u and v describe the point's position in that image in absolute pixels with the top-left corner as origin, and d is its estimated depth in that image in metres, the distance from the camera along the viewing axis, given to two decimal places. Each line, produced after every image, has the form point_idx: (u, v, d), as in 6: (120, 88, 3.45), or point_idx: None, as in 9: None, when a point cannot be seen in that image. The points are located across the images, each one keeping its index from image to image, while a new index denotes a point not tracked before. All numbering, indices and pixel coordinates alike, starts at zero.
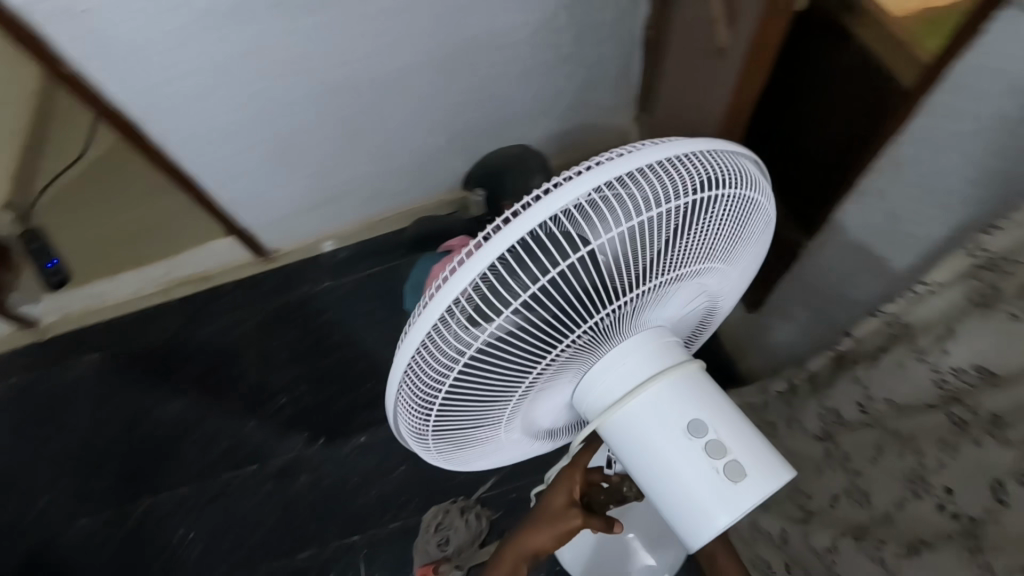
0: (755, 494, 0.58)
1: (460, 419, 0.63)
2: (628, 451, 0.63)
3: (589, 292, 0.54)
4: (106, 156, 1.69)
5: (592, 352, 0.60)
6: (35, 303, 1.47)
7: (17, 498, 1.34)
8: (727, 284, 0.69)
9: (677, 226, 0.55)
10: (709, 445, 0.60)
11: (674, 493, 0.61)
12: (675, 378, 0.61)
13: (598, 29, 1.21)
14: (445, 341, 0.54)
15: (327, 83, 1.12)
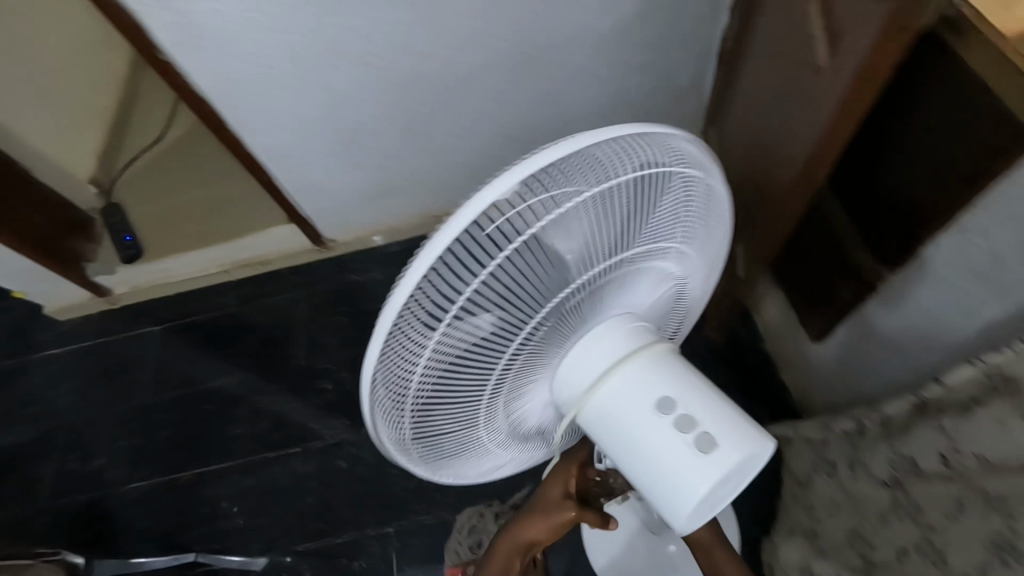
0: (729, 459, 0.59)
1: (436, 424, 0.64)
2: (605, 436, 0.64)
3: (542, 274, 0.56)
4: (182, 139, 1.77)
5: (552, 339, 0.62)
6: (109, 274, 1.57)
7: (77, 454, 1.42)
8: (685, 260, 0.71)
9: (617, 203, 0.57)
10: (679, 419, 0.61)
11: (656, 473, 0.62)
12: (639, 359, 0.63)
13: (674, 39, 1.18)
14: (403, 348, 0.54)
15: (399, 80, 1.13)
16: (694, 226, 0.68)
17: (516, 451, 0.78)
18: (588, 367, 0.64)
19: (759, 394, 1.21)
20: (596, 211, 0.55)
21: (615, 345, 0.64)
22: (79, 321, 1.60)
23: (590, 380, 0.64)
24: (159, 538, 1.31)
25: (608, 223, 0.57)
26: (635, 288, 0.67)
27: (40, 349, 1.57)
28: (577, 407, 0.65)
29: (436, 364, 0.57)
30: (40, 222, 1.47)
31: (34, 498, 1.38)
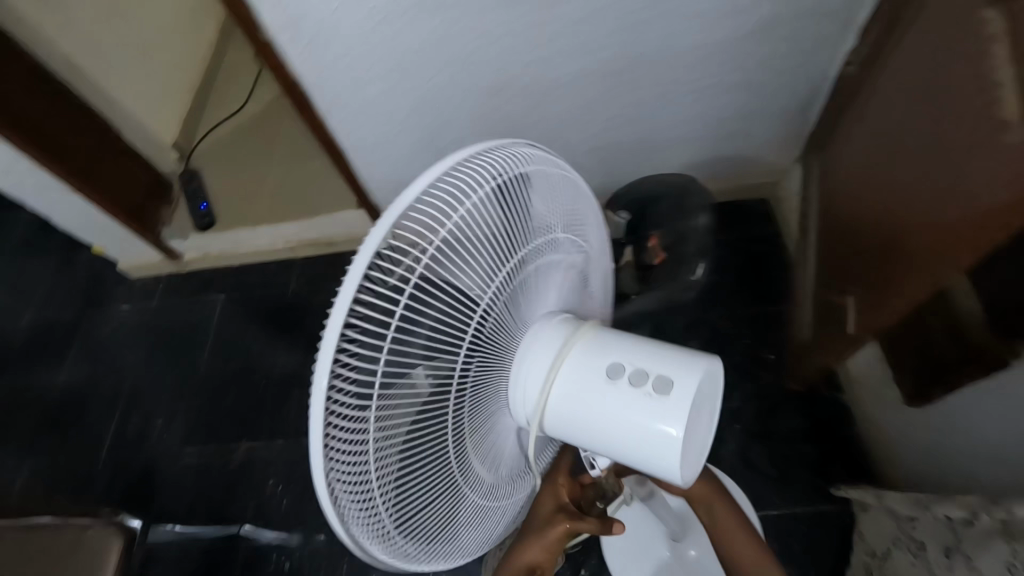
0: (686, 393, 0.57)
1: (413, 499, 0.60)
2: (575, 426, 0.62)
3: (459, 299, 0.55)
4: (261, 114, 1.80)
5: (486, 367, 0.61)
6: (182, 239, 1.60)
7: (138, 415, 1.47)
8: (577, 253, 0.73)
9: (495, 217, 0.57)
10: (631, 377, 0.59)
11: (633, 442, 0.59)
12: (575, 351, 0.62)
13: (788, 59, 1.09)
14: (348, 434, 0.50)
15: (496, 80, 1.08)
16: (570, 223, 0.69)
17: (502, 499, 0.74)
18: (529, 380, 0.62)
19: (833, 450, 1.14)
20: (479, 228, 0.56)
21: (546, 350, 0.62)
22: (149, 283, 1.65)
23: (537, 395, 0.62)
24: (207, 507, 1.33)
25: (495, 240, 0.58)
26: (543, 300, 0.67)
27: (113, 306, 1.64)
28: (538, 414, 0.62)
29: (388, 435, 0.54)
30: (123, 183, 1.52)
31: (96, 450, 1.44)
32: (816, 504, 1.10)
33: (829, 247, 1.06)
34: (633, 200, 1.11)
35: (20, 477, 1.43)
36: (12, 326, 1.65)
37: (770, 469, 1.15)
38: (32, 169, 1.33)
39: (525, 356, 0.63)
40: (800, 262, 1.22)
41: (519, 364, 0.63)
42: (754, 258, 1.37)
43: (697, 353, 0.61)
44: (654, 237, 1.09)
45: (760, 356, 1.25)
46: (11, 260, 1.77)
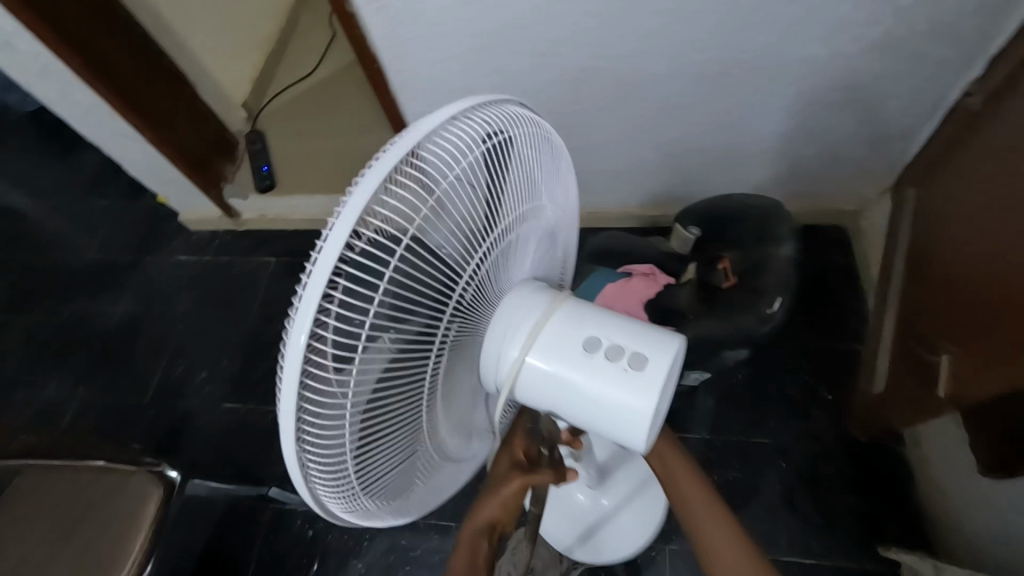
0: (663, 373, 0.52)
1: (389, 471, 0.55)
2: (543, 398, 0.57)
3: (444, 261, 0.50)
4: (330, 80, 1.83)
5: (464, 333, 0.56)
6: (242, 199, 1.62)
7: (183, 364, 1.51)
8: (555, 220, 0.68)
9: (481, 180, 0.53)
10: (608, 351, 0.54)
11: (600, 415, 0.54)
12: (553, 321, 0.56)
13: (898, 83, 1.00)
14: (324, 403, 0.45)
15: (578, 73, 1.03)
16: (548, 188, 0.65)
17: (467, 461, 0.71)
18: (511, 352, 0.56)
19: (887, 507, 1.07)
20: (465, 190, 0.51)
21: (526, 321, 0.57)
22: (205, 236, 1.69)
23: (511, 367, 0.56)
24: (239, 465, 1.36)
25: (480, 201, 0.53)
26: (517, 267, 0.63)
27: (169, 255, 1.68)
28: (509, 382, 0.57)
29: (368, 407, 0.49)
30: (193, 139, 1.53)
31: (141, 393, 1.49)
32: (859, 559, 1.04)
33: (912, 298, 1.00)
34: (708, 215, 1.08)
35: (69, 408, 1.50)
36: (76, 262, 1.72)
37: (813, 514, 1.08)
38: (110, 115, 1.35)
39: (506, 325, 0.58)
40: (877, 301, 1.13)
41: (498, 334, 0.58)
42: (821, 288, 1.28)
43: (673, 332, 0.56)
44: (724, 258, 1.05)
45: (815, 393, 1.18)
46: (81, 198, 1.84)
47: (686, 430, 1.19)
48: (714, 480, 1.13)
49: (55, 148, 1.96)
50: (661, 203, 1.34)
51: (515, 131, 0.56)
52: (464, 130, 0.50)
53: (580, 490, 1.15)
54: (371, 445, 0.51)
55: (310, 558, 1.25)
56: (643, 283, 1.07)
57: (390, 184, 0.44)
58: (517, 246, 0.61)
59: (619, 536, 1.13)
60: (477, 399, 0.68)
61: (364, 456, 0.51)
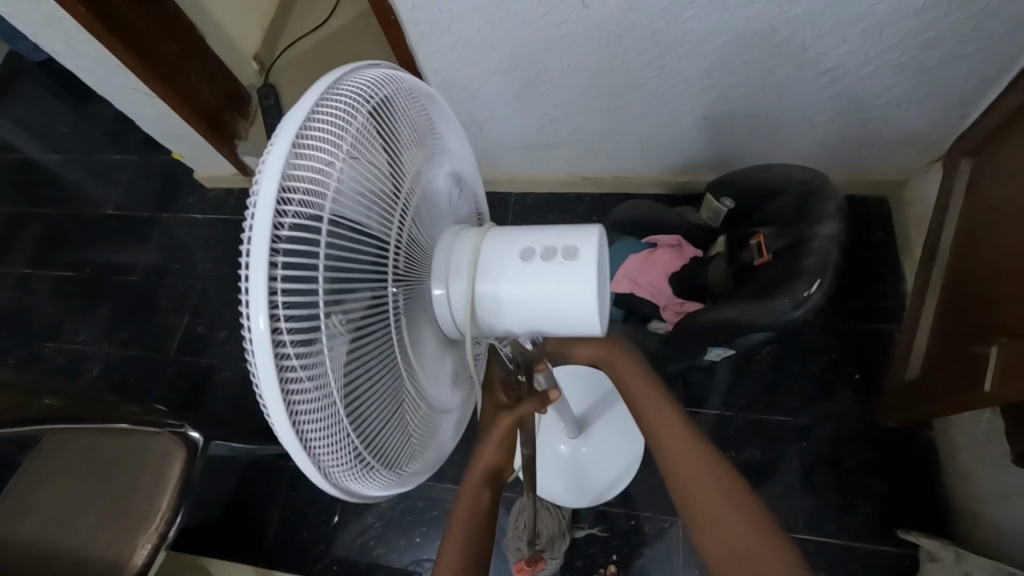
0: (593, 255, 0.55)
1: (395, 444, 0.53)
2: (507, 323, 0.58)
3: (372, 223, 0.49)
4: (343, 31, 1.75)
5: (410, 291, 0.55)
6: (257, 156, 1.58)
7: (203, 323, 1.53)
8: (457, 165, 0.65)
9: (379, 141, 0.50)
10: (542, 254, 0.56)
11: (557, 320, 0.57)
12: (486, 249, 0.58)
13: (966, 43, 0.90)
14: (311, 401, 0.43)
15: (610, 28, 0.95)
16: (441, 133, 0.61)
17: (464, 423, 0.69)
18: (459, 292, 0.57)
19: (910, 491, 1.06)
20: (371, 153, 0.49)
21: (461, 259, 0.58)
22: (221, 194, 1.66)
23: (464, 303, 0.57)
24: (260, 423, 1.39)
25: (383, 160, 0.51)
26: (438, 221, 0.61)
27: (186, 211, 1.67)
28: (469, 320, 0.57)
29: (352, 388, 0.47)
30: (205, 94, 1.48)
31: (165, 349, 1.52)
32: (875, 540, 1.04)
33: (958, 282, 0.94)
34: (747, 189, 1.04)
35: (96, 362, 1.53)
36: (96, 217, 1.72)
37: (832, 495, 1.07)
38: (120, 69, 1.30)
39: (445, 269, 0.57)
40: (919, 280, 1.07)
41: (442, 280, 0.57)
42: (857, 264, 1.22)
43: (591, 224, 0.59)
44: (759, 234, 0.97)
45: (843, 373, 1.15)
46: (96, 151, 1.81)
47: (707, 406, 1.17)
48: (733, 457, 1.12)
49: (68, 98, 1.92)
50: (690, 166, 1.27)
51: (392, 84, 0.52)
52: (347, 95, 0.47)
53: (561, 440, 1.19)
54: (369, 427, 0.49)
55: (330, 514, 1.29)
56: (671, 255, 1.05)
57: (293, 169, 0.41)
58: (430, 199, 0.60)
59: (604, 473, 1.17)
60: (443, 355, 0.63)
61: (367, 439, 0.49)
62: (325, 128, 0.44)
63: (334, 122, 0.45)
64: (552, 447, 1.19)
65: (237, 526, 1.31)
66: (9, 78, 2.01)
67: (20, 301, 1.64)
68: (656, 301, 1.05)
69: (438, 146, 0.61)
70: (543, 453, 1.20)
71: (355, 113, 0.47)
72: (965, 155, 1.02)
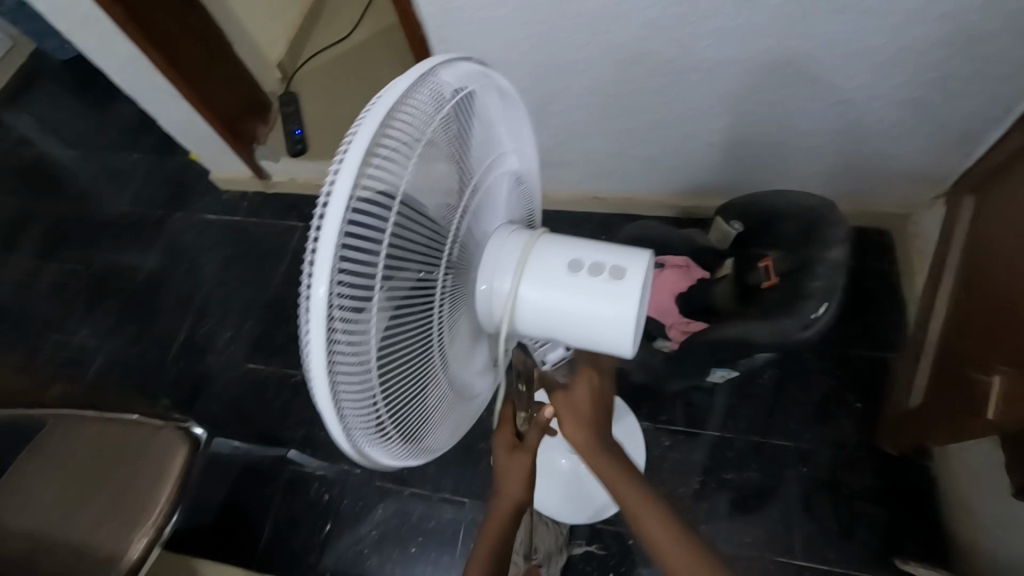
0: (638, 280, 0.57)
1: (413, 415, 0.57)
2: (542, 326, 0.60)
3: (430, 212, 0.52)
4: (365, 45, 1.80)
5: (454, 280, 0.58)
6: (273, 161, 1.61)
7: (210, 322, 1.53)
8: (517, 165, 0.68)
9: (451, 137, 0.53)
10: (590, 269, 0.59)
11: (592, 331, 0.59)
12: (536, 253, 0.60)
13: (969, 83, 0.94)
14: (348, 363, 0.46)
15: (627, 53, 0.99)
16: (508, 134, 0.65)
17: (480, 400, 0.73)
18: (502, 287, 0.60)
19: (909, 522, 1.05)
20: (441, 148, 0.52)
21: (510, 258, 0.61)
22: (235, 197, 1.69)
23: (506, 299, 0.60)
24: (259, 425, 1.39)
25: (451, 155, 0.54)
26: (491, 217, 0.64)
27: (199, 212, 1.69)
28: (506, 316, 0.60)
29: (386, 358, 0.51)
30: (226, 98, 1.52)
31: (169, 347, 1.52)
32: (874, 571, 1.03)
33: (961, 313, 0.96)
34: (752, 212, 1.06)
35: (99, 357, 1.53)
36: (108, 214, 1.74)
37: (832, 522, 1.07)
38: (148, 70, 1.33)
39: (492, 266, 0.61)
40: (923, 310, 1.09)
41: (488, 275, 0.60)
42: (860, 294, 1.24)
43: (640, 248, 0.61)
44: (767, 257, 1.00)
45: (844, 401, 1.16)
46: (115, 150, 1.85)
47: (707, 427, 1.17)
48: (731, 480, 1.13)
49: (89, 97, 1.96)
50: (699, 191, 1.31)
51: (473, 84, 0.55)
52: (429, 90, 0.50)
53: (562, 455, 1.17)
54: (393, 393, 0.53)
55: (324, 521, 1.28)
56: (676, 276, 1.08)
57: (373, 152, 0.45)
58: (488, 196, 0.63)
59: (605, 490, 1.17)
60: (472, 339, 0.66)
61: (389, 404, 0.52)
62: (405, 118, 0.47)
63: (412, 114, 0.48)
64: (554, 463, 1.17)
65: (230, 527, 1.29)
66: (32, 75, 2.05)
67: (26, 294, 1.65)
68: (661, 320, 1.07)
69: (504, 146, 0.64)
70: (544, 468, 1.18)
71: (432, 109, 0.50)
72: (967, 191, 1.05)
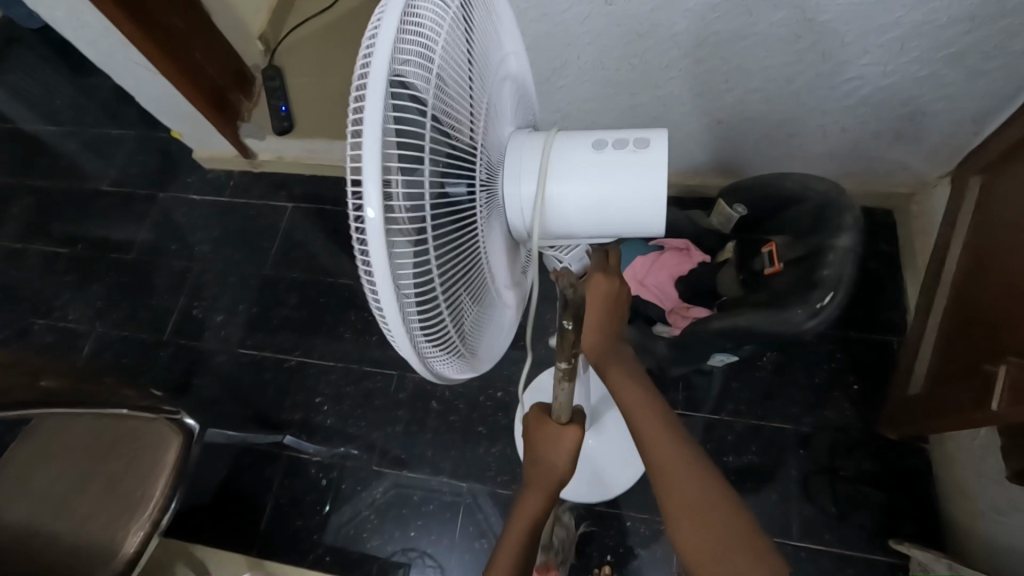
0: (664, 146, 0.57)
1: (463, 331, 0.56)
2: (574, 219, 0.59)
3: (452, 120, 0.50)
4: (353, 14, 1.72)
5: (485, 193, 0.56)
6: (260, 139, 1.55)
7: (201, 305, 1.50)
8: (520, 69, 0.64)
9: (462, 44, 0.51)
10: (614, 145, 0.58)
11: (628, 207, 0.58)
12: (557, 150, 0.58)
13: (988, 60, 0.90)
14: (407, 281, 0.45)
15: (631, 25, 0.94)
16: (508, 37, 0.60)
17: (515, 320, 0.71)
18: (530, 190, 0.57)
19: (903, 502, 1.07)
20: (452, 53, 0.49)
21: (533, 157, 0.58)
22: (222, 175, 1.64)
23: (535, 205, 0.57)
24: (255, 409, 1.38)
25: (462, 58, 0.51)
26: (504, 127, 0.61)
27: (185, 191, 1.64)
28: (538, 220, 0.58)
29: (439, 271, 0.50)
30: (209, 73, 1.45)
31: (160, 329, 1.49)
32: (869, 550, 1.05)
33: (967, 298, 0.94)
34: (759, 197, 1.04)
35: (88, 340, 1.50)
36: (91, 192, 1.68)
37: (829, 504, 1.08)
38: (122, 43, 1.25)
39: (517, 170, 0.58)
40: (926, 294, 1.08)
41: (513, 180, 0.58)
42: (864, 276, 1.23)
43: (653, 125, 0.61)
44: (772, 242, 1.00)
45: (844, 384, 1.16)
46: (95, 124, 1.77)
47: (705, 410, 1.17)
48: (730, 462, 1.13)
49: (64, 69, 1.87)
50: (702, 168, 1.27)
51: None
52: None
53: None
54: (447, 310, 0.52)
55: (323, 502, 1.28)
56: (678, 259, 1.08)
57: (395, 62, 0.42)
58: (497, 103, 0.59)
59: (621, 474, 1.17)
60: (504, 252, 0.63)
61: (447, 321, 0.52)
62: (417, 20, 0.44)
63: (422, 16, 0.45)
64: None
65: (227, 512, 1.29)
66: (6, 44, 1.96)
67: (10, 276, 1.60)
68: (662, 305, 1.07)
69: (504, 48, 0.60)
70: None
71: (439, 13, 0.47)
72: (975, 171, 1.02)
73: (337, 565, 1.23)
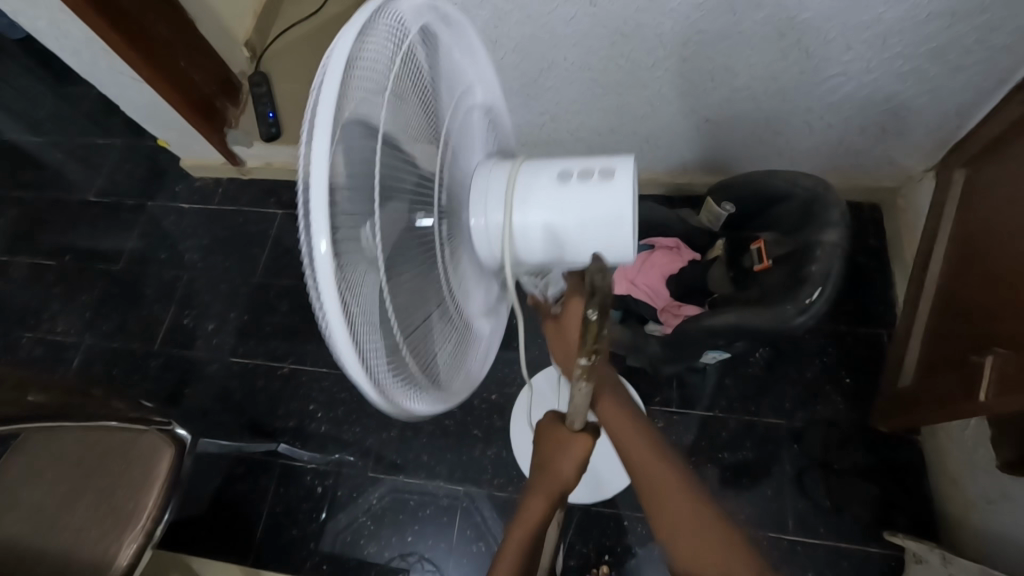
0: (630, 179, 0.58)
1: (430, 362, 0.55)
2: (539, 249, 0.59)
3: (409, 152, 0.50)
4: (339, 18, 1.71)
5: (448, 222, 0.57)
6: (246, 145, 1.53)
7: (192, 314, 1.49)
8: (490, 97, 0.64)
9: (419, 77, 0.51)
10: (580, 176, 0.59)
11: (593, 237, 0.58)
12: (521, 178, 0.59)
13: (969, 54, 0.91)
14: (362, 315, 0.45)
15: (616, 27, 0.94)
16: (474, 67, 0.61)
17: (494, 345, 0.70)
18: (495, 218, 0.58)
19: (897, 494, 1.08)
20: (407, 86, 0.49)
21: (498, 188, 0.58)
22: (210, 182, 1.63)
23: (502, 232, 0.58)
24: (249, 417, 1.37)
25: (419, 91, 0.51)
26: (470, 156, 0.61)
27: (174, 200, 1.63)
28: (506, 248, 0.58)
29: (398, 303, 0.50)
30: (195, 80, 1.44)
31: (150, 339, 1.47)
32: (864, 543, 1.06)
33: (953, 290, 0.95)
34: (748, 193, 1.03)
35: (78, 352, 1.48)
36: (78, 203, 1.66)
37: (823, 498, 1.09)
38: (106, 51, 1.24)
39: (483, 201, 0.58)
40: (914, 287, 1.09)
41: (479, 210, 0.58)
42: (853, 271, 1.24)
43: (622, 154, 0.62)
44: (761, 239, 1.01)
45: (835, 378, 1.17)
46: (80, 134, 1.75)
47: (699, 407, 1.18)
48: (725, 459, 1.13)
49: (48, 79, 1.85)
50: (690, 166, 1.28)
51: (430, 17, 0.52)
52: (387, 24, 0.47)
53: None
54: (410, 342, 0.51)
55: (319, 509, 1.27)
56: (668, 258, 1.08)
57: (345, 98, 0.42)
58: (462, 131, 0.59)
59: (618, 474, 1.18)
60: (473, 279, 0.63)
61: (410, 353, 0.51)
62: (368, 57, 0.45)
63: (374, 53, 0.45)
64: None
65: (223, 522, 1.28)
66: None
67: None
68: (654, 304, 1.08)
69: (469, 76, 0.60)
70: None
71: (392, 48, 0.47)
72: (959, 164, 1.03)
73: (334, 572, 1.22)
